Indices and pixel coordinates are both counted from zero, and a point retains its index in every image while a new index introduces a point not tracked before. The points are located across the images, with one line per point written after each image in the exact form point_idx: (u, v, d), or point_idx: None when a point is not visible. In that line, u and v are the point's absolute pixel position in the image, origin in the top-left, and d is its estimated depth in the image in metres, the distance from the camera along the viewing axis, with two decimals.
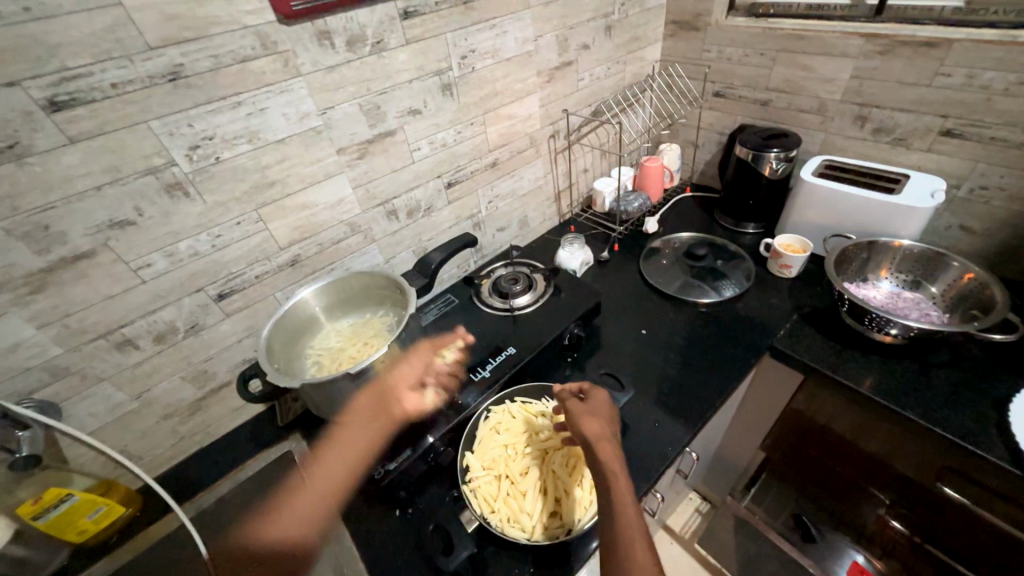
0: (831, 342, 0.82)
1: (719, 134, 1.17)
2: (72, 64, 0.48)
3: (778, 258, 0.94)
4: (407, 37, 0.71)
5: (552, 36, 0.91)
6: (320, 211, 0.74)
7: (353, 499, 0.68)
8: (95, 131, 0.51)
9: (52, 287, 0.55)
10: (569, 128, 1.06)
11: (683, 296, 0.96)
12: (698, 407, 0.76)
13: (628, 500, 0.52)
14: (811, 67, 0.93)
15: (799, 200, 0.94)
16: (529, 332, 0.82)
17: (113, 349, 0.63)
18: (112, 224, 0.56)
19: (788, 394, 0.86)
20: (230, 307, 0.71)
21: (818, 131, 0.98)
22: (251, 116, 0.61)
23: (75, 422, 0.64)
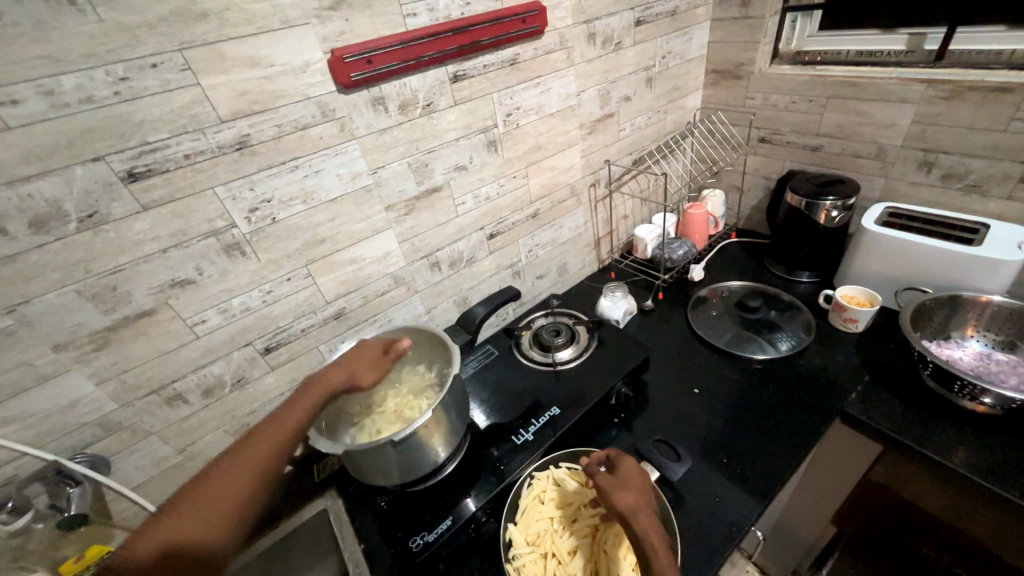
0: (912, 409, 0.73)
1: (766, 179, 1.13)
2: (151, 139, 0.51)
3: (842, 311, 0.88)
4: (456, 98, 0.73)
5: (594, 91, 0.92)
6: (366, 266, 0.75)
7: (389, 569, 0.64)
8: (166, 198, 0.54)
9: (113, 345, 0.57)
10: (610, 177, 1.06)
11: (736, 351, 0.90)
12: (764, 479, 0.69)
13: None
14: (865, 113, 0.89)
15: (862, 249, 0.88)
16: (573, 390, 0.78)
17: (163, 403, 0.63)
18: (173, 283, 0.58)
19: (864, 463, 0.77)
20: (275, 360, 0.72)
21: (877, 176, 0.93)
22: (307, 178, 0.63)
23: (122, 476, 0.64)
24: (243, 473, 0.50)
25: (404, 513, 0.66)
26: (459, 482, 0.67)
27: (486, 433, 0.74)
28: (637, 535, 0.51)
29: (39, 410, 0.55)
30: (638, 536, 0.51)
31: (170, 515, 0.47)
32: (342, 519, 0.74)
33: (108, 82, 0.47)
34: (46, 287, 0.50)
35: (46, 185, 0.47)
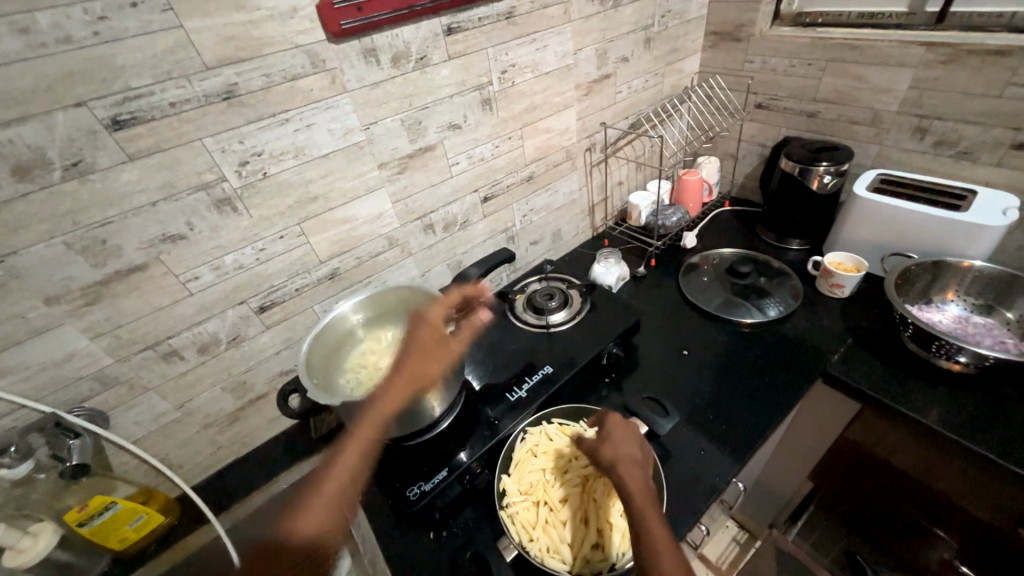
0: (891, 369, 0.76)
1: (761, 146, 1.13)
2: (135, 84, 0.49)
3: (829, 277, 0.89)
4: (449, 53, 0.71)
5: (592, 50, 0.89)
6: (359, 226, 0.74)
7: (387, 518, 0.67)
8: (154, 149, 0.53)
9: (106, 300, 0.57)
10: (605, 141, 1.05)
11: (725, 315, 0.92)
12: (746, 434, 0.72)
13: (652, 517, 0.50)
14: (863, 78, 0.88)
15: (852, 216, 0.89)
16: (566, 350, 0.80)
17: (159, 359, 0.64)
18: (164, 238, 0.57)
19: (843, 420, 0.80)
20: (270, 319, 0.72)
21: (871, 143, 0.93)
22: (298, 132, 0.62)
23: (121, 431, 0.65)
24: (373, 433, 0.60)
25: (400, 466, 0.67)
26: (453, 437, 0.69)
27: (480, 392, 0.76)
28: (618, 480, 0.54)
29: (34, 363, 0.55)
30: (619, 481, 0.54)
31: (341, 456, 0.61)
32: None
33: (86, 21, 0.45)
34: (34, 238, 0.50)
35: (27, 131, 0.46)
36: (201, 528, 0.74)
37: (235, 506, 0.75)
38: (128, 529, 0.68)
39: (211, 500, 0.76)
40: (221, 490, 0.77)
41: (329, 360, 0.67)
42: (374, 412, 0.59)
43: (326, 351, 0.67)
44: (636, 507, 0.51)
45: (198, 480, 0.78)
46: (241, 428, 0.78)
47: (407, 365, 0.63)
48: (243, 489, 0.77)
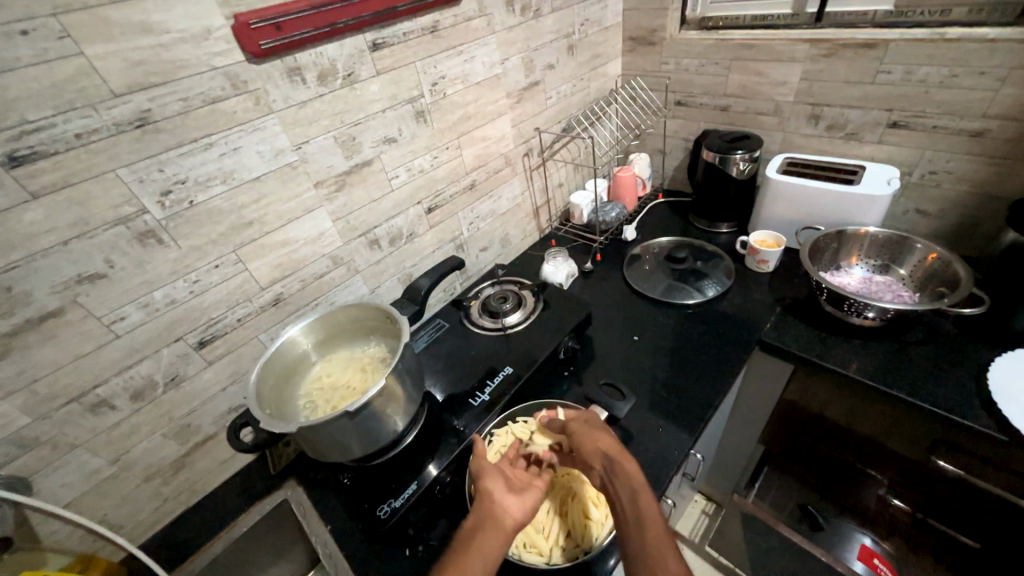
0: (815, 331, 0.84)
1: (684, 140, 1.21)
2: (32, 117, 0.46)
3: (755, 254, 0.98)
4: (377, 68, 0.71)
5: (518, 59, 0.93)
6: (300, 247, 0.72)
7: (358, 542, 0.65)
8: (60, 184, 0.49)
9: (17, 352, 0.51)
10: (541, 145, 1.09)
11: (669, 299, 0.98)
12: (698, 407, 0.77)
13: (651, 502, 0.52)
14: (763, 73, 0.98)
15: (768, 197, 0.98)
16: (524, 350, 0.82)
17: (86, 412, 0.58)
18: (80, 279, 0.53)
19: (782, 383, 0.88)
20: (212, 354, 0.68)
21: (776, 131, 1.04)
22: (225, 156, 0.59)
23: (47, 497, 0.59)
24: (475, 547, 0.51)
25: (370, 486, 0.66)
26: (420, 449, 0.69)
27: (443, 401, 0.76)
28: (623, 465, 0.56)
29: None
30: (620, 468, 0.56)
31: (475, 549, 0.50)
32: (305, 506, 0.73)
33: None
34: None
35: None
36: None
37: (190, 559, 0.70)
38: None
39: (162, 557, 0.70)
40: (172, 545, 0.72)
41: (280, 389, 0.65)
42: (474, 547, 0.50)
43: (276, 380, 0.65)
44: (640, 494, 0.53)
45: (145, 539, 0.71)
46: (189, 474, 0.73)
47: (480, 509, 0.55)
48: (199, 540, 0.72)
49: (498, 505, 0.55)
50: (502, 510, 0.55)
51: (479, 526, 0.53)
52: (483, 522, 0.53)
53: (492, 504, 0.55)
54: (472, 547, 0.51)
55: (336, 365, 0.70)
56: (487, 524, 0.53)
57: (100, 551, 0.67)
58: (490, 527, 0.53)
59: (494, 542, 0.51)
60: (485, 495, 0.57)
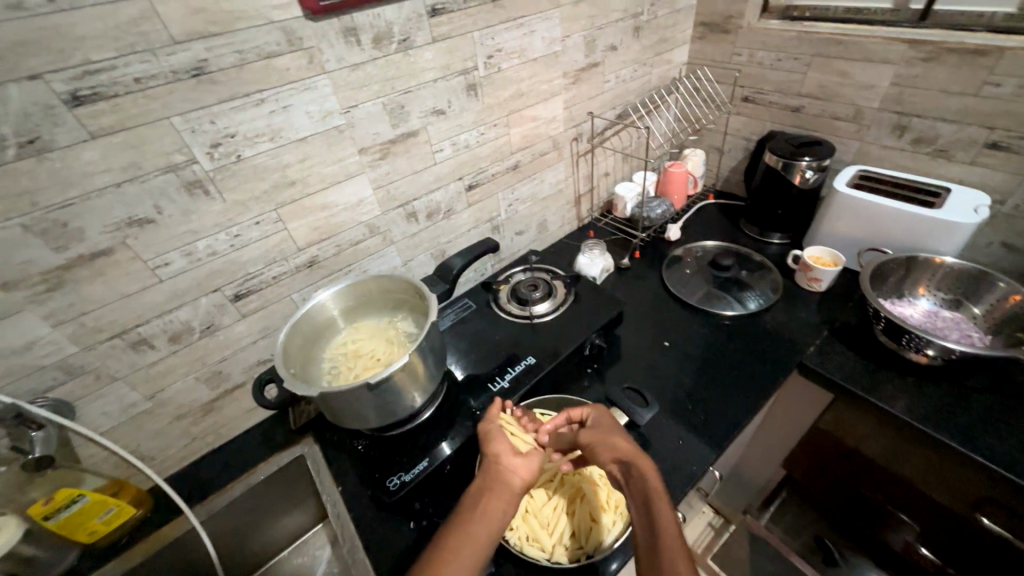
0: (864, 361, 0.78)
1: (746, 140, 1.13)
2: (95, 58, 0.46)
3: (808, 271, 0.91)
4: (434, 35, 0.69)
5: (580, 37, 0.88)
6: (339, 212, 0.72)
7: (366, 508, 0.67)
8: (117, 127, 0.50)
9: (69, 285, 0.54)
10: (592, 131, 1.04)
11: (706, 307, 0.93)
12: (724, 424, 0.74)
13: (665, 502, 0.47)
14: (847, 74, 0.89)
15: (832, 211, 0.91)
16: (549, 341, 0.80)
17: (128, 348, 0.61)
18: (131, 221, 0.55)
19: (816, 410, 0.82)
20: (246, 308, 0.70)
21: (852, 139, 0.95)
22: (274, 114, 0.59)
23: (88, 421, 0.63)
24: (479, 510, 0.51)
25: (382, 457, 0.67)
26: (434, 426, 0.69)
27: (463, 381, 0.76)
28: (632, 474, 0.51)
29: None
30: (637, 476, 0.50)
31: (481, 512, 0.50)
32: (320, 464, 0.75)
33: None
34: None
35: None
36: (176, 518, 0.72)
37: (210, 497, 0.74)
38: (97, 521, 0.66)
39: (185, 491, 0.74)
40: (196, 482, 0.76)
41: (306, 349, 0.66)
42: (483, 511, 0.50)
43: (303, 340, 0.66)
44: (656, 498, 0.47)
45: (172, 471, 0.76)
46: (216, 418, 0.76)
47: (488, 469, 0.55)
48: (220, 481, 0.76)
49: (505, 466, 0.55)
50: (510, 474, 0.54)
51: (486, 489, 0.53)
52: (490, 485, 0.53)
53: (501, 467, 0.55)
54: (481, 510, 0.51)
55: (362, 333, 0.70)
56: (495, 486, 0.53)
57: (132, 478, 0.71)
58: (497, 490, 0.52)
59: (499, 506, 0.51)
60: (493, 459, 0.56)
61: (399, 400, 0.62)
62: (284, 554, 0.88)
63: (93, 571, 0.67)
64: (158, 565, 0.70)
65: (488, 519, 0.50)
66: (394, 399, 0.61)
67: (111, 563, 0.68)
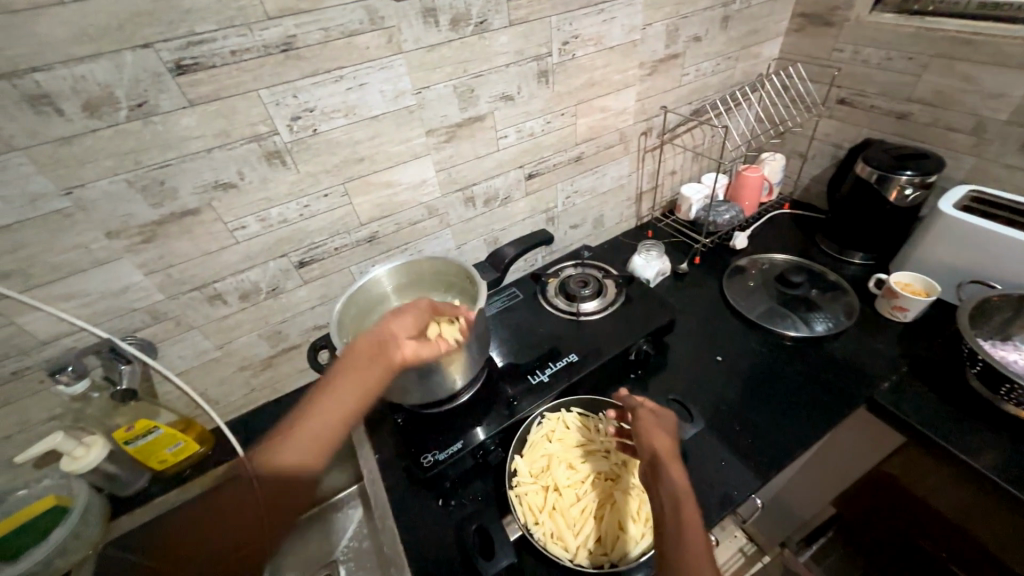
0: (949, 406, 0.70)
1: (836, 147, 1.03)
2: (199, 30, 0.50)
3: (893, 298, 0.82)
4: (511, 18, 0.68)
5: (662, 26, 0.83)
6: (401, 191, 0.74)
7: (399, 478, 0.69)
8: (212, 96, 0.53)
9: (161, 239, 0.59)
10: (664, 126, 0.99)
11: (767, 325, 0.87)
12: (773, 450, 0.69)
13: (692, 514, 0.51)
14: (972, 79, 0.78)
15: (930, 234, 0.81)
16: (594, 340, 0.79)
17: (205, 301, 0.67)
18: (217, 185, 0.59)
19: (882, 451, 0.75)
20: (308, 275, 0.74)
21: (968, 155, 0.83)
22: (351, 90, 0.61)
23: (167, 363, 0.69)
24: (365, 372, 0.59)
25: (416, 433, 0.68)
26: (471, 411, 0.70)
27: (503, 369, 0.76)
28: (662, 477, 0.54)
29: (95, 290, 0.59)
30: (666, 480, 0.54)
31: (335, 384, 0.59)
32: (360, 430, 0.79)
33: None
34: (101, 173, 0.52)
35: (98, 68, 0.47)
36: (231, 460, 0.79)
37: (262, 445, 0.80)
38: (167, 452, 0.73)
39: (242, 436, 0.81)
40: (251, 429, 0.82)
41: (359, 320, 0.69)
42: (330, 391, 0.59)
43: (357, 312, 0.69)
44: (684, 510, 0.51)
45: (232, 417, 0.83)
46: (273, 374, 0.82)
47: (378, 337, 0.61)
48: None
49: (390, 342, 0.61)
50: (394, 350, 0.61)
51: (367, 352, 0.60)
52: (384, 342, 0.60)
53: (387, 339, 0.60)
54: (349, 371, 0.59)
55: None
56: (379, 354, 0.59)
57: (199, 417, 0.78)
58: (375, 357, 0.59)
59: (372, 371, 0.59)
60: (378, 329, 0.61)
61: (442, 380, 0.63)
62: (320, 506, 0.94)
63: (160, 495, 0.75)
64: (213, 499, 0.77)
65: (359, 386, 0.58)
66: (438, 377, 0.62)
67: (176, 490, 0.76)
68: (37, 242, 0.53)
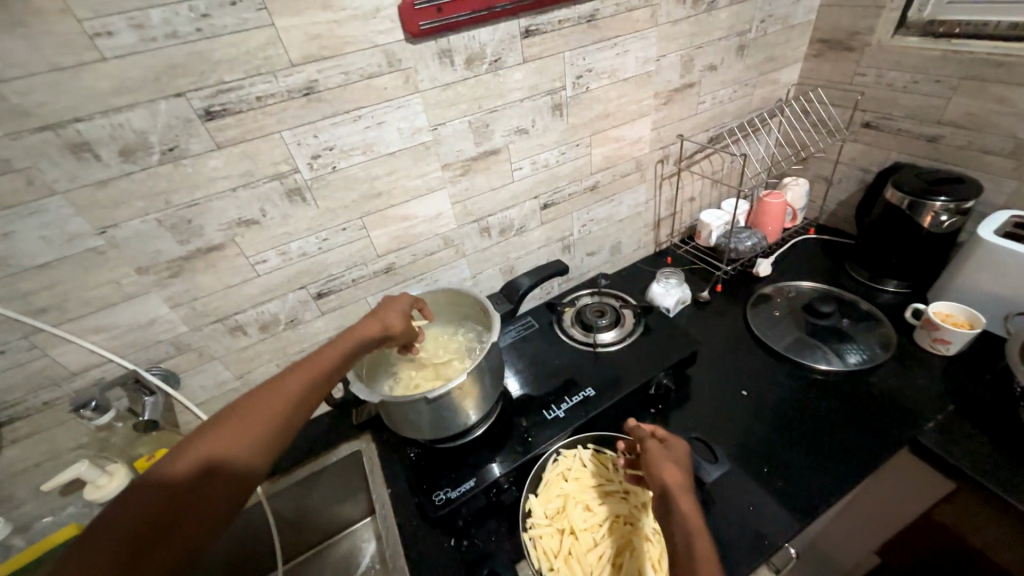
0: (1004, 450, 0.64)
1: (862, 170, 1.00)
2: (227, 79, 0.52)
3: (932, 329, 0.77)
4: (525, 56, 0.69)
5: (677, 56, 0.84)
6: (418, 224, 0.75)
7: (411, 515, 0.68)
8: (238, 139, 0.56)
9: (186, 273, 0.61)
10: (680, 153, 0.98)
11: (796, 357, 0.82)
12: (806, 495, 0.64)
13: (709, 552, 0.45)
14: (1007, 100, 0.75)
15: (972, 262, 0.76)
16: (611, 372, 0.76)
17: (226, 332, 0.69)
18: (240, 222, 0.61)
19: (930, 498, 0.68)
20: (326, 306, 0.75)
21: (1007, 178, 0.79)
22: (369, 129, 0.63)
23: (189, 392, 0.71)
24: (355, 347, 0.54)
25: (430, 469, 0.67)
26: (485, 446, 0.69)
27: (518, 403, 0.74)
28: (672, 512, 0.50)
29: (123, 323, 0.61)
30: (677, 513, 0.49)
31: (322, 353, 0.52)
32: (374, 461, 0.78)
33: (190, 18, 0.48)
34: (133, 213, 0.55)
35: (134, 117, 0.50)
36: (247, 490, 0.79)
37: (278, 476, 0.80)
38: None
39: None
40: None
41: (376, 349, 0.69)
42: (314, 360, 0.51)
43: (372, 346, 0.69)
44: (698, 546, 0.45)
45: None
46: None
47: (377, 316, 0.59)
48: (287, 462, 0.82)
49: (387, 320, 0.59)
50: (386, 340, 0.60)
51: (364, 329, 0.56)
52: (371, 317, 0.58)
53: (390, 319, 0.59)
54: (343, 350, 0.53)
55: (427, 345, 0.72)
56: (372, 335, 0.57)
57: None
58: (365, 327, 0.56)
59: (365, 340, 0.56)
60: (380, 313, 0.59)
61: (454, 415, 0.62)
62: (335, 538, 0.93)
63: None
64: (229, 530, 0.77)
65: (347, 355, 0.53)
66: (450, 412, 0.61)
67: None
68: (72, 279, 0.55)
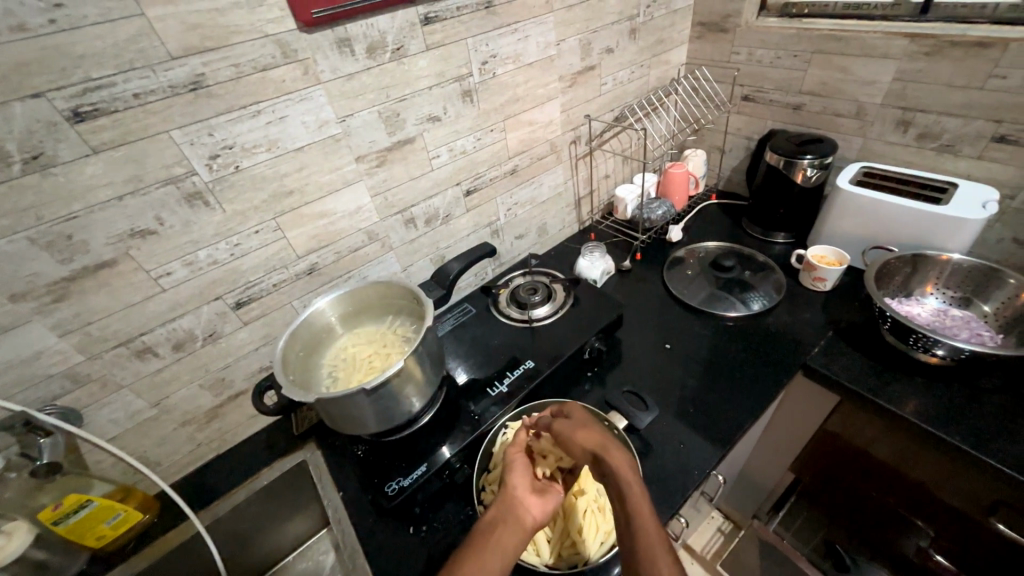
0: (871, 362, 0.77)
1: (747, 139, 1.13)
2: (96, 75, 0.48)
3: (812, 271, 0.90)
4: (427, 43, 0.70)
5: (575, 41, 0.88)
6: (337, 220, 0.73)
7: (366, 514, 0.67)
8: (118, 141, 0.51)
9: (74, 296, 0.55)
10: (590, 134, 1.04)
11: (708, 309, 0.92)
12: (725, 426, 0.72)
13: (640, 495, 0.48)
14: (848, 70, 0.88)
15: (835, 209, 0.89)
16: (547, 343, 0.80)
17: (133, 356, 0.63)
18: (133, 233, 0.56)
19: (822, 413, 0.80)
20: (247, 315, 0.71)
21: (856, 136, 0.93)
22: (271, 124, 0.60)
23: (96, 428, 0.64)
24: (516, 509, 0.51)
25: (379, 461, 0.67)
26: (432, 432, 0.69)
27: (462, 387, 0.76)
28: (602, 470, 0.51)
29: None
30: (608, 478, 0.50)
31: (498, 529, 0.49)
32: (321, 469, 0.76)
33: (41, 8, 0.43)
34: None
35: None
36: (182, 524, 0.73)
37: (214, 503, 0.75)
38: (105, 526, 0.67)
39: (191, 497, 0.76)
40: (201, 488, 0.77)
41: (307, 356, 0.68)
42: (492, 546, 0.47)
43: (303, 347, 0.67)
44: (629, 490, 0.48)
45: (178, 478, 0.77)
46: (221, 424, 0.77)
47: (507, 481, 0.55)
48: (225, 486, 0.77)
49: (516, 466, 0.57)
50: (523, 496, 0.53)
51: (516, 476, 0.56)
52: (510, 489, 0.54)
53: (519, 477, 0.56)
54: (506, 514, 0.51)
55: (362, 338, 0.71)
56: (508, 520, 0.50)
57: (139, 483, 0.73)
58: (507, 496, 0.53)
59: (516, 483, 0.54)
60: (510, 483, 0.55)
61: (397, 403, 0.62)
62: (290, 558, 0.89)
63: None
64: (165, 569, 0.72)
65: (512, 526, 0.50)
66: (392, 403, 0.61)
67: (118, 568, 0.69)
68: None
